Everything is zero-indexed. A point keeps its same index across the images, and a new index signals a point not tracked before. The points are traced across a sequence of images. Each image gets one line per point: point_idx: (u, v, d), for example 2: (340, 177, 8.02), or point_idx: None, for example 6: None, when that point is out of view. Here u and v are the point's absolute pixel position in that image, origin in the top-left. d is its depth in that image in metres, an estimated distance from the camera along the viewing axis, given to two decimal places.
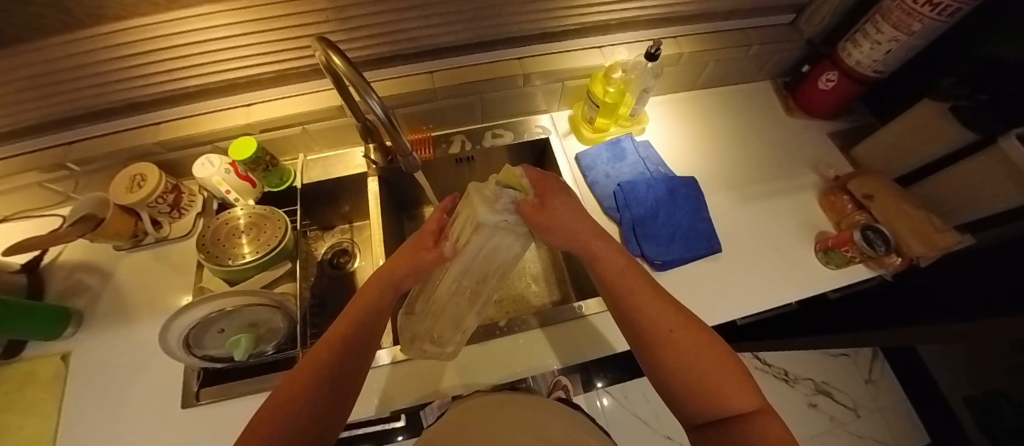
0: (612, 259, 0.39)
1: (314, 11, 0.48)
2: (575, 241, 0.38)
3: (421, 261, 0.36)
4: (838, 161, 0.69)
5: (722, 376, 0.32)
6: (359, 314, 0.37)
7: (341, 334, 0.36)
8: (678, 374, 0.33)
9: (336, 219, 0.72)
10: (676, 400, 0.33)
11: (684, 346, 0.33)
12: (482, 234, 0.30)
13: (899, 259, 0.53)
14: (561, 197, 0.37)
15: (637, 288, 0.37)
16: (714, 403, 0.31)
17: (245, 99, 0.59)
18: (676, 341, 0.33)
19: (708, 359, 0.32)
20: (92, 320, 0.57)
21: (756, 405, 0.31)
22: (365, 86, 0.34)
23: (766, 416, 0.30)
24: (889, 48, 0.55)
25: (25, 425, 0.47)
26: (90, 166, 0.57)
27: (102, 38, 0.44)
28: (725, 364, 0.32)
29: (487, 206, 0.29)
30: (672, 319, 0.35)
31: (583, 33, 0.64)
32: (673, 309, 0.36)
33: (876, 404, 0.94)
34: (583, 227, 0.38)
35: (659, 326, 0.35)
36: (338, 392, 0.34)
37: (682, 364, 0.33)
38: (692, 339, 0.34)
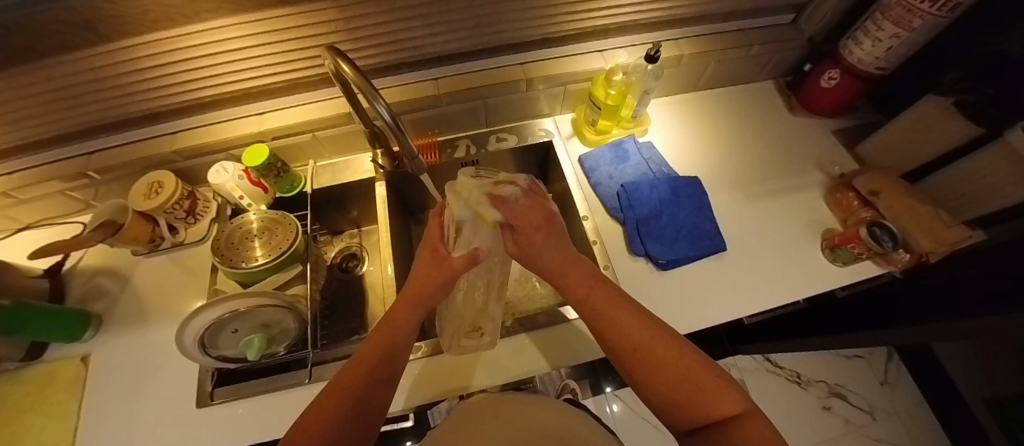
0: (580, 280, 0.37)
1: (324, 22, 0.50)
2: (547, 272, 0.38)
3: (440, 272, 0.39)
4: (843, 159, 0.69)
5: (697, 383, 0.30)
6: (388, 331, 0.38)
7: (370, 351, 0.37)
8: (652, 389, 0.32)
9: (345, 223, 0.73)
10: (661, 412, 0.32)
11: (653, 360, 0.32)
12: (464, 229, 0.35)
13: (906, 255, 0.53)
14: (542, 234, 0.35)
15: (603, 307, 0.36)
16: (693, 410, 0.30)
17: (257, 107, 0.61)
18: (643, 358, 0.32)
19: (681, 368, 0.31)
20: (111, 323, 0.58)
21: (737, 410, 0.29)
22: (372, 92, 0.36)
23: (750, 421, 0.28)
24: (891, 44, 0.55)
25: (48, 426, 0.49)
26: (109, 175, 0.59)
27: (124, 52, 0.46)
28: (701, 371, 0.31)
29: (457, 204, 0.33)
30: (639, 335, 0.33)
31: (584, 37, 0.65)
32: (640, 323, 0.34)
33: (892, 407, 0.93)
34: (561, 260, 0.38)
35: (626, 341, 0.33)
36: (371, 406, 0.34)
37: (655, 380, 0.31)
38: (661, 351, 0.32)
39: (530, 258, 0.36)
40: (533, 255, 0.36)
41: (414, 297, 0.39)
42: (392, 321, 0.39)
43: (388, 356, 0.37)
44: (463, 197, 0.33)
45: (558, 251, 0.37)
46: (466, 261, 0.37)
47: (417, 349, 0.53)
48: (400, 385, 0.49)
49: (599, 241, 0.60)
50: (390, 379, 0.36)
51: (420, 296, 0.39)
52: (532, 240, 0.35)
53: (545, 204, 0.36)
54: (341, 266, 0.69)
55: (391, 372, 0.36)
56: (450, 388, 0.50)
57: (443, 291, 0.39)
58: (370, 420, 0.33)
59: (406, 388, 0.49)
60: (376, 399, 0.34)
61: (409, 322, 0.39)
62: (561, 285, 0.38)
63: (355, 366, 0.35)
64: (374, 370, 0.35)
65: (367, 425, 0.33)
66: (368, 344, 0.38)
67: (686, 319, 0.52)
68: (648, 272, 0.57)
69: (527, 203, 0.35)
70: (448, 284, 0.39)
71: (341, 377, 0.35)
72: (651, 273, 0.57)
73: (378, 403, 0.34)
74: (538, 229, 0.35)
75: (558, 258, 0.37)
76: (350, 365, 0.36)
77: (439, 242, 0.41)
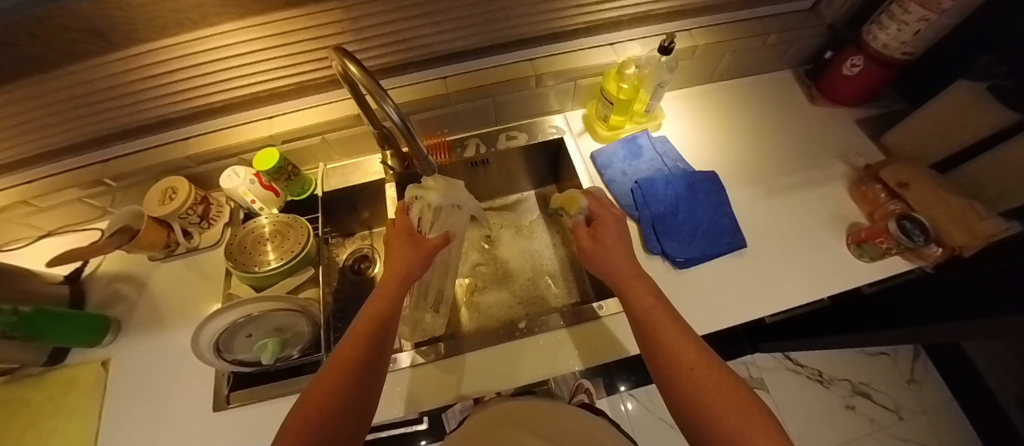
0: (642, 292, 0.40)
1: (331, 23, 0.50)
2: (610, 272, 0.43)
3: (420, 249, 0.43)
4: (867, 149, 0.66)
5: (747, 415, 0.28)
6: (385, 307, 0.38)
7: (366, 329, 0.36)
8: (700, 412, 0.29)
9: (356, 225, 0.73)
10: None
11: (707, 384, 0.31)
12: (441, 211, 0.48)
13: (939, 250, 0.50)
14: (614, 232, 0.46)
15: (663, 322, 0.36)
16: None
17: (267, 111, 0.61)
18: (698, 378, 0.31)
19: (733, 399, 0.29)
20: (130, 328, 0.59)
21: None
22: (380, 93, 0.35)
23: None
24: (918, 28, 0.52)
25: (71, 429, 0.50)
26: (125, 182, 0.59)
27: (134, 59, 0.46)
28: (752, 408, 0.29)
29: (439, 193, 0.48)
30: (694, 356, 0.33)
31: (594, 31, 0.64)
32: (695, 349, 0.34)
33: (920, 406, 0.89)
34: (624, 265, 0.43)
35: (680, 359, 0.33)
36: (370, 383, 0.34)
37: (706, 406, 0.29)
38: (712, 377, 0.31)
39: (599, 252, 0.45)
40: (602, 248, 0.45)
41: (401, 273, 0.41)
42: (384, 297, 0.39)
43: (382, 330, 0.37)
44: (438, 189, 0.48)
45: (624, 259, 0.43)
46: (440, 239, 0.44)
47: (428, 351, 0.51)
48: (400, 391, 0.48)
49: None
50: (385, 355, 0.36)
51: (407, 270, 0.41)
52: (604, 235, 0.46)
53: (619, 214, 0.48)
54: (354, 268, 0.68)
55: (384, 347, 0.36)
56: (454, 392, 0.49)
57: (424, 266, 0.43)
58: (369, 397, 0.33)
59: (406, 395, 0.48)
60: (375, 374, 0.34)
61: (397, 297, 0.39)
62: (621, 294, 0.41)
63: (352, 341, 0.35)
64: (370, 346, 0.35)
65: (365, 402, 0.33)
66: (362, 320, 0.37)
67: (703, 319, 0.51)
68: (664, 271, 0.55)
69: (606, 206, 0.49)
70: (427, 261, 0.43)
71: (341, 352, 0.34)
72: (668, 271, 0.55)
73: (376, 379, 0.34)
74: (610, 231, 0.46)
75: (626, 268, 0.42)
76: (348, 342, 0.35)
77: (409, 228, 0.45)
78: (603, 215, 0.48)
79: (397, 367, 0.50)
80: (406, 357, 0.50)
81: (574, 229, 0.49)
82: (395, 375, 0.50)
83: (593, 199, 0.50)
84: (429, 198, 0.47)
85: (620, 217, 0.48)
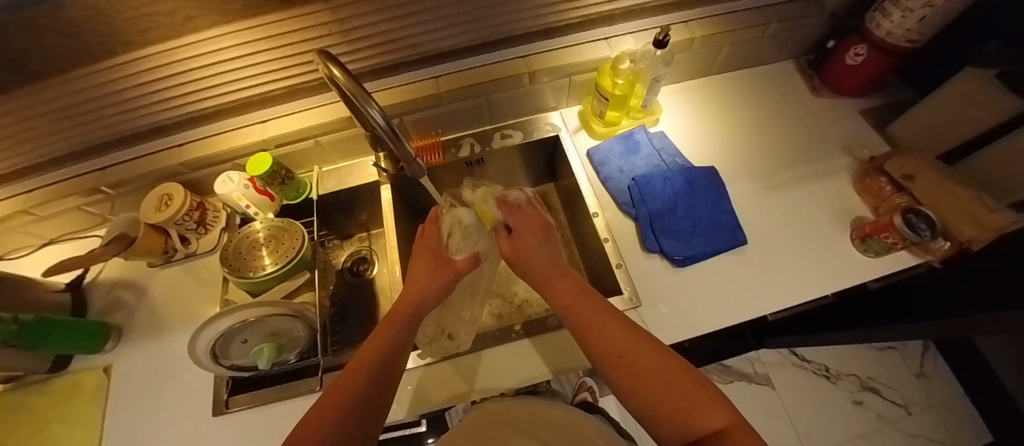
0: (566, 289, 0.38)
1: (318, 25, 0.50)
2: (535, 278, 0.40)
3: (444, 271, 0.42)
4: (871, 141, 0.65)
5: (682, 390, 0.27)
6: (389, 331, 0.38)
7: (367, 356, 0.35)
8: (638, 399, 0.29)
9: (354, 228, 0.73)
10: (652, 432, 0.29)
11: (638, 367, 0.30)
12: (469, 231, 0.45)
13: (946, 244, 0.49)
14: (537, 238, 0.42)
15: (591, 316, 0.35)
16: (679, 424, 0.26)
17: (259, 116, 0.60)
18: (627, 364, 0.30)
19: (666, 375, 0.29)
20: (131, 334, 0.60)
21: (725, 423, 0.25)
22: (364, 97, 0.35)
23: (741, 434, 0.24)
24: (924, 14, 0.50)
25: (74, 435, 0.50)
26: (122, 189, 0.60)
27: (122, 67, 0.46)
28: (684, 379, 0.28)
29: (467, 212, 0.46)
30: (623, 341, 0.32)
31: (588, 26, 0.63)
32: (626, 334, 0.33)
33: (929, 401, 0.88)
34: (552, 269, 0.40)
35: (611, 349, 0.32)
36: (374, 407, 0.33)
37: (641, 391, 0.29)
38: (644, 359, 0.30)
39: (525, 259, 0.40)
40: (528, 254, 0.41)
41: (415, 294, 0.41)
42: (392, 321, 0.39)
43: (388, 355, 0.36)
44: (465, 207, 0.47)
45: (548, 259, 0.41)
46: (469, 262, 0.43)
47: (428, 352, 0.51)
48: (400, 395, 0.48)
49: (611, 238, 0.57)
50: (389, 381, 0.35)
51: (426, 291, 0.41)
52: (526, 244, 0.41)
53: (543, 215, 0.44)
54: (352, 270, 0.68)
55: (393, 371, 0.35)
56: (457, 393, 0.49)
57: (446, 291, 0.42)
58: (373, 420, 0.32)
59: (407, 398, 0.48)
60: (381, 398, 0.33)
61: (410, 321, 0.39)
62: (550, 297, 0.39)
63: (355, 366, 0.34)
64: (375, 370, 0.34)
65: (370, 426, 0.32)
66: (365, 346, 0.37)
67: (702, 319, 0.50)
68: (663, 269, 0.54)
69: (528, 209, 0.44)
70: (451, 283, 0.42)
71: (341, 379, 0.33)
72: (667, 270, 0.54)
73: (382, 403, 0.33)
74: (534, 235, 0.42)
75: (551, 269, 0.40)
76: (350, 367, 0.34)
77: (437, 243, 0.45)
78: (538, 227, 0.43)
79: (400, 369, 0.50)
80: (409, 357, 0.50)
81: (499, 246, 0.42)
82: None
83: (506, 207, 0.44)
84: (461, 216, 0.46)
85: (546, 225, 0.43)
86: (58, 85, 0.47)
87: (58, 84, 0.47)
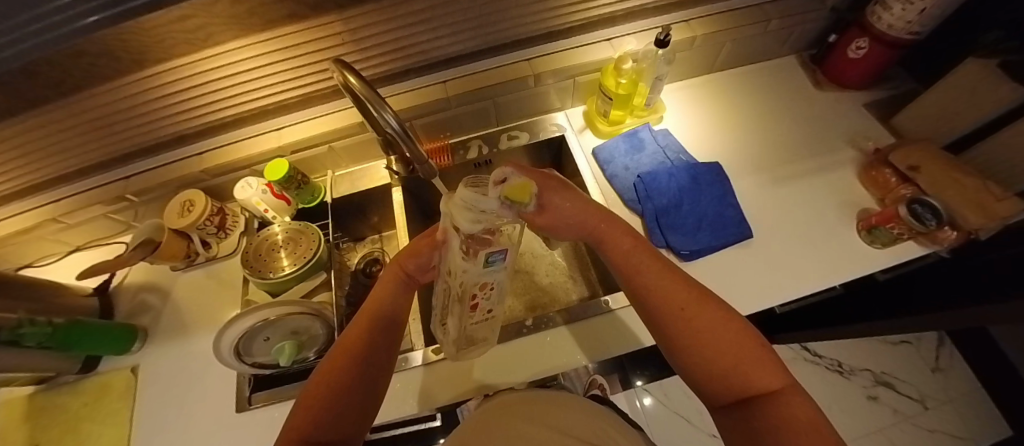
0: (620, 236, 0.38)
1: (331, 35, 0.52)
2: (585, 229, 0.39)
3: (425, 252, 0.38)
4: (876, 132, 0.65)
5: (746, 352, 0.29)
6: (387, 295, 0.39)
7: (370, 316, 0.37)
8: (699, 352, 0.30)
9: (366, 230, 0.74)
10: (698, 383, 0.32)
11: (703, 323, 0.31)
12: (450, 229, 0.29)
13: (954, 233, 0.49)
14: (558, 194, 0.37)
15: (651, 267, 0.35)
16: (736, 380, 0.29)
17: (274, 124, 0.62)
18: (692, 318, 0.31)
19: (728, 336, 0.30)
20: (156, 336, 0.62)
21: (780, 385, 0.28)
22: (378, 101, 0.37)
23: (794, 398, 0.28)
24: (923, 7, 0.51)
25: (106, 431, 0.53)
26: (146, 196, 0.62)
27: (147, 81, 0.49)
28: (745, 339, 0.30)
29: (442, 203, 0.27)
30: (686, 296, 0.33)
31: (591, 27, 0.64)
32: (686, 287, 0.34)
33: (946, 395, 0.87)
34: (592, 220, 0.39)
35: (671, 302, 0.33)
36: (377, 364, 0.35)
37: (701, 346, 0.30)
38: (710, 317, 0.31)
39: (558, 219, 0.37)
40: (558, 215, 0.37)
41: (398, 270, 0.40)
42: (388, 287, 0.39)
43: (387, 322, 0.37)
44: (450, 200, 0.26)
45: (585, 209, 0.39)
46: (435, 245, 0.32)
47: (438, 349, 0.52)
48: (422, 387, 0.50)
49: None
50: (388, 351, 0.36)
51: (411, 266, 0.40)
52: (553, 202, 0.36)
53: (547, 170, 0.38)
54: (365, 271, 0.69)
55: (390, 332, 0.37)
56: (469, 387, 0.50)
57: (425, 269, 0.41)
58: (377, 376, 0.34)
59: (419, 393, 0.49)
60: (382, 356, 0.35)
61: (399, 289, 0.40)
62: (601, 242, 0.39)
63: (360, 324, 0.36)
64: (375, 330, 0.36)
65: (375, 382, 0.34)
66: (361, 315, 0.38)
67: None
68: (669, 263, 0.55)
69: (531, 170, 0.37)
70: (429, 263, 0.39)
71: (351, 333, 0.36)
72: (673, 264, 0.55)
73: (386, 358, 0.36)
74: (557, 194, 0.37)
75: (592, 216, 0.39)
76: (356, 325, 0.36)
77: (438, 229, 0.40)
78: (540, 185, 0.36)
79: (413, 365, 0.51)
80: (418, 356, 0.52)
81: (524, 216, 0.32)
82: (408, 372, 0.51)
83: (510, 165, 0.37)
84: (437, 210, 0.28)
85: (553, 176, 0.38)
86: (88, 100, 0.50)
87: (89, 98, 0.50)
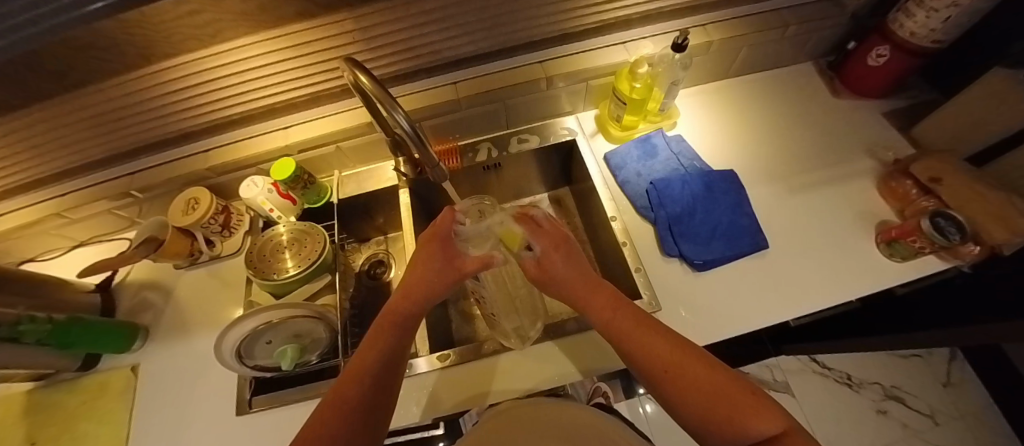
0: (603, 302, 0.37)
1: (341, 33, 0.51)
2: (568, 296, 0.38)
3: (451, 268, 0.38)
4: (895, 143, 0.63)
5: (737, 400, 0.27)
6: (388, 329, 0.37)
7: (365, 365, 0.34)
8: (690, 414, 0.28)
9: (371, 231, 0.73)
10: (702, 437, 0.29)
11: (685, 380, 0.29)
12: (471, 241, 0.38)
13: (977, 248, 0.47)
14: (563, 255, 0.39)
15: (632, 328, 0.34)
16: (734, 435, 0.26)
17: (282, 122, 0.62)
18: (677, 375, 0.30)
19: (716, 388, 0.28)
20: (156, 335, 0.61)
21: (781, 426, 0.25)
22: (390, 102, 0.36)
23: (798, 440, 0.25)
24: (949, 15, 0.49)
25: (103, 431, 0.52)
26: (151, 193, 0.61)
27: (153, 75, 0.49)
28: (736, 387, 0.28)
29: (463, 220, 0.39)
30: (669, 352, 0.31)
31: (605, 30, 0.63)
32: (667, 340, 0.32)
33: (956, 411, 0.85)
34: (579, 280, 0.38)
35: (655, 361, 0.31)
36: (379, 404, 0.33)
37: (691, 402, 0.28)
38: (693, 370, 0.29)
39: (552, 280, 0.38)
40: (552, 274, 0.38)
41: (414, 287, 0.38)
42: (393, 314, 0.37)
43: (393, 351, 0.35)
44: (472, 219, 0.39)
45: (578, 273, 0.39)
46: (477, 263, 0.36)
47: (444, 356, 0.51)
48: (425, 395, 0.48)
49: (628, 242, 0.57)
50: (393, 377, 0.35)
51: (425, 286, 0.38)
52: (554, 264, 0.38)
53: (564, 230, 0.41)
54: (369, 273, 0.68)
55: (394, 370, 0.35)
56: (472, 395, 0.48)
57: (449, 287, 0.38)
58: (381, 418, 0.33)
59: (422, 401, 0.48)
60: (381, 408, 0.33)
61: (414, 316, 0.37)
62: (583, 309, 0.38)
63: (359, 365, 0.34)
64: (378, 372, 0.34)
65: (372, 432, 0.32)
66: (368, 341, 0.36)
67: (718, 325, 0.49)
68: (680, 273, 0.54)
69: (548, 226, 0.41)
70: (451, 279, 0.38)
71: (346, 380, 0.33)
72: (685, 274, 0.54)
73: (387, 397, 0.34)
74: (557, 253, 0.39)
75: (581, 284, 0.38)
76: (348, 375, 0.34)
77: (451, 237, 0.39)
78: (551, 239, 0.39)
79: (414, 372, 0.50)
80: (422, 362, 0.51)
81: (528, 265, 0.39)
82: (414, 379, 0.50)
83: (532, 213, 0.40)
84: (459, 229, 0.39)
85: (570, 239, 0.41)
86: (95, 93, 0.49)
87: (95, 91, 0.49)
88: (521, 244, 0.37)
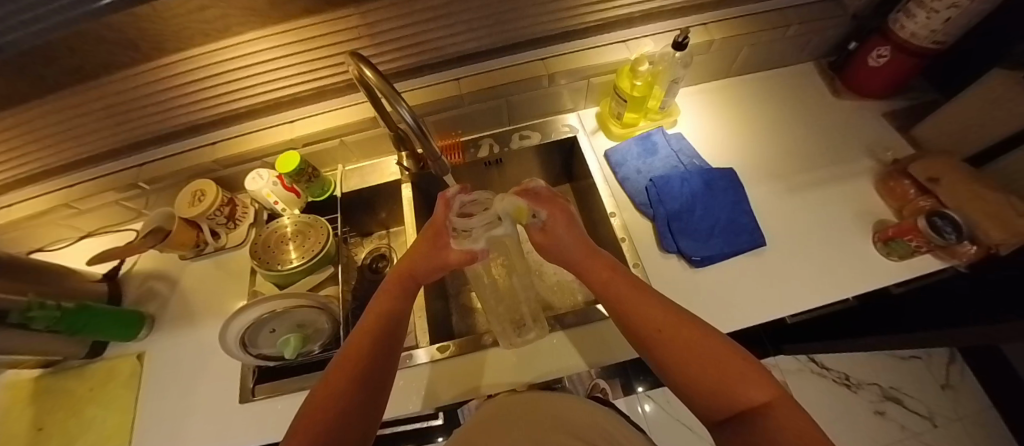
0: (604, 270, 0.37)
1: (347, 29, 0.52)
2: (570, 263, 0.39)
3: (438, 256, 0.38)
4: (895, 143, 0.64)
5: (729, 370, 0.28)
6: (386, 309, 0.37)
7: (365, 338, 0.35)
8: (679, 378, 0.29)
9: (374, 225, 0.74)
10: (690, 402, 0.30)
11: (680, 346, 0.30)
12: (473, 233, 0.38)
13: (973, 248, 0.48)
14: (565, 223, 0.39)
15: (629, 295, 0.35)
16: (721, 401, 0.27)
17: (287, 116, 0.63)
18: (670, 341, 0.30)
19: (709, 356, 0.28)
20: (162, 324, 0.62)
21: (766, 397, 0.26)
22: (395, 96, 0.37)
23: (785, 410, 0.25)
24: (949, 16, 0.50)
25: (109, 416, 0.53)
26: (158, 185, 0.62)
27: (162, 68, 0.50)
28: (730, 357, 0.28)
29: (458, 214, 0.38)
30: (663, 319, 0.32)
31: (607, 28, 0.64)
32: (663, 309, 0.33)
33: (955, 413, 0.85)
34: (581, 250, 0.38)
35: (649, 325, 0.32)
36: (379, 379, 0.34)
37: (682, 367, 0.29)
38: (686, 337, 0.30)
39: (553, 249, 0.39)
40: (558, 243, 0.38)
41: (409, 270, 0.39)
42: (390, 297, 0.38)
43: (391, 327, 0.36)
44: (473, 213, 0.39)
45: (578, 244, 0.38)
46: (464, 256, 0.37)
47: (444, 347, 0.51)
48: (426, 385, 0.49)
49: (628, 238, 0.57)
50: (392, 352, 0.36)
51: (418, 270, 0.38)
52: (556, 232, 0.38)
53: (562, 200, 0.40)
54: (372, 267, 0.68)
55: (392, 350, 0.36)
56: (470, 387, 0.49)
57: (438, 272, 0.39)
58: (377, 398, 0.33)
59: (422, 392, 0.49)
60: (380, 383, 0.34)
61: (406, 297, 0.39)
62: (583, 277, 0.39)
63: (358, 341, 0.35)
64: (376, 350, 0.34)
65: (374, 405, 0.33)
66: (368, 317, 0.37)
67: (714, 320, 0.50)
68: (679, 269, 0.55)
69: (546, 197, 0.40)
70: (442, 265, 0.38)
71: (348, 352, 0.34)
72: (683, 269, 0.55)
73: (386, 375, 0.35)
74: (558, 225, 0.39)
75: (582, 253, 0.38)
76: (351, 345, 0.35)
77: (444, 226, 0.39)
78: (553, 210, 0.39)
79: (414, 363, 0.51)
80: (422, 353, 0.51)
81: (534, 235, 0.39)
82: (414, 370, 0.51)
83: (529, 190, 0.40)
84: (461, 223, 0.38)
85: (571, 209, 0.40)
86: (106, 85, 0.50)
87: (106, 84, 0.50)
88: (528, 215, 0.37)
